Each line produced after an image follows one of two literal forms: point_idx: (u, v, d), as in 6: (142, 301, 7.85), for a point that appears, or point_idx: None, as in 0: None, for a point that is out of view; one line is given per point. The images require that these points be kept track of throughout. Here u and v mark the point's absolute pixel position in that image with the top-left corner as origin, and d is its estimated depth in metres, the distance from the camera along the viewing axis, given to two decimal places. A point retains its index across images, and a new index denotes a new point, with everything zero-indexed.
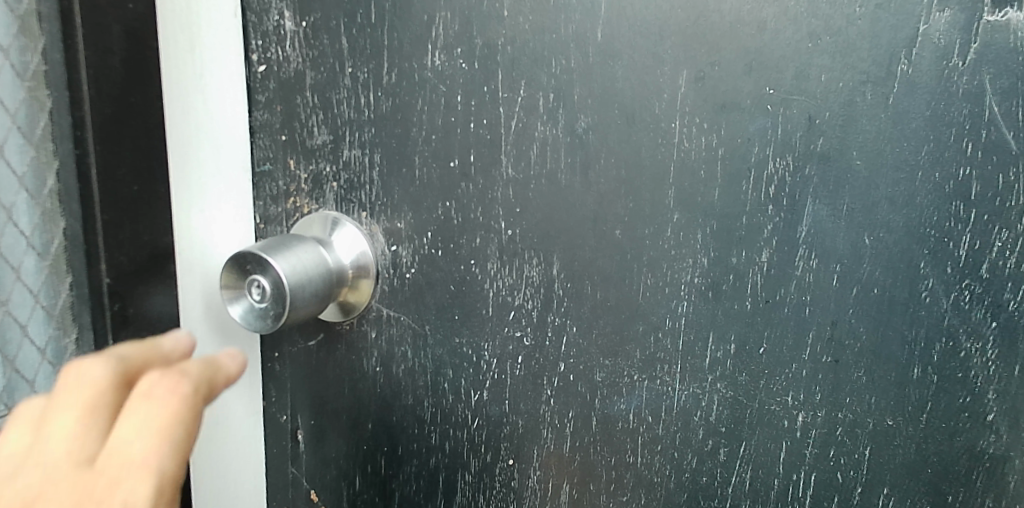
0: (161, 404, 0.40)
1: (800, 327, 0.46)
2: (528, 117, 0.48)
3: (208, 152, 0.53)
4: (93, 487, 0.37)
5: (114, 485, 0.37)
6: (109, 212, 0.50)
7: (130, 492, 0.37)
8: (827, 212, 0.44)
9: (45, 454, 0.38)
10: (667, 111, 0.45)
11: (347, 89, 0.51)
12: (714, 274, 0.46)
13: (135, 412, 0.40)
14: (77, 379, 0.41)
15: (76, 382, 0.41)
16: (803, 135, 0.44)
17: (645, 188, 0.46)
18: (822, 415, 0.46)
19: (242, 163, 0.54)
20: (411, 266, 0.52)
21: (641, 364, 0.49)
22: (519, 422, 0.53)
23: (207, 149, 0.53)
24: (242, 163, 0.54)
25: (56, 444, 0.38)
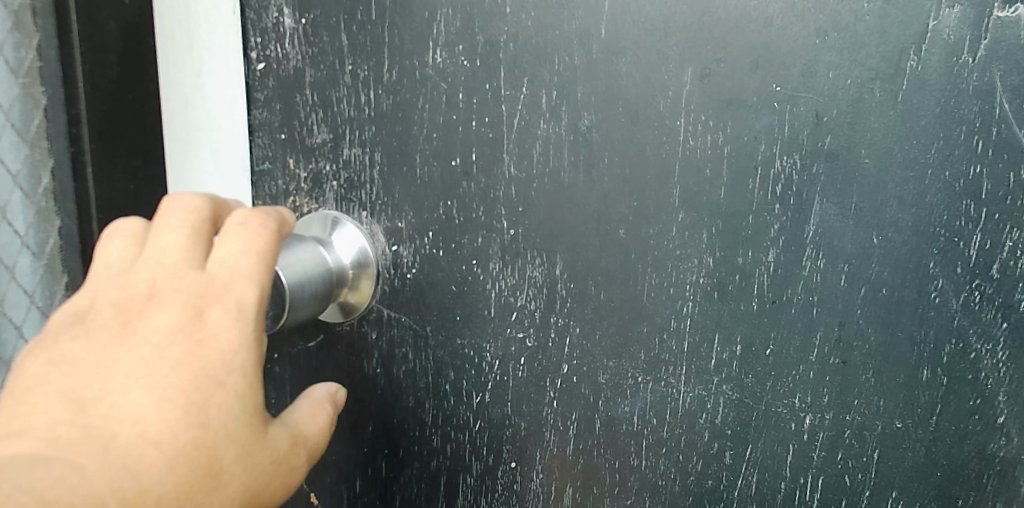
0: (258, 239, 0.40)
1: (807, 328, 0.45)
2: (530, 115, 0.47)
3: (207, 152, 0.53)
4: (191, 300, 0.37)
5: (228, 286, 0.38)
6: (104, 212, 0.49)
7: (219, 316, 0.37)
8: (835, 211, 0.43)
9: (158, 255, 0.38)
10: (672, 108, 0.44)
11: (347, 87, 0.50)
12: (720, 274, 0.45)
13: (234, 234, 0.39)
14: (176, 212, 0.39)
15: (179, 206, 0.39)
16: (810, 133, 0.43)
17: (650, 187, 0.46)
18: (830, 417, 0.46)
19: (241, 163, 0.53)
20: (412, 267, 0.52)
21: (646, 366, 0.48)
22: (522, 424, 0.52)
23: (206, 148, 0.53)
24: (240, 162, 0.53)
25: (149, 268, 0.38)
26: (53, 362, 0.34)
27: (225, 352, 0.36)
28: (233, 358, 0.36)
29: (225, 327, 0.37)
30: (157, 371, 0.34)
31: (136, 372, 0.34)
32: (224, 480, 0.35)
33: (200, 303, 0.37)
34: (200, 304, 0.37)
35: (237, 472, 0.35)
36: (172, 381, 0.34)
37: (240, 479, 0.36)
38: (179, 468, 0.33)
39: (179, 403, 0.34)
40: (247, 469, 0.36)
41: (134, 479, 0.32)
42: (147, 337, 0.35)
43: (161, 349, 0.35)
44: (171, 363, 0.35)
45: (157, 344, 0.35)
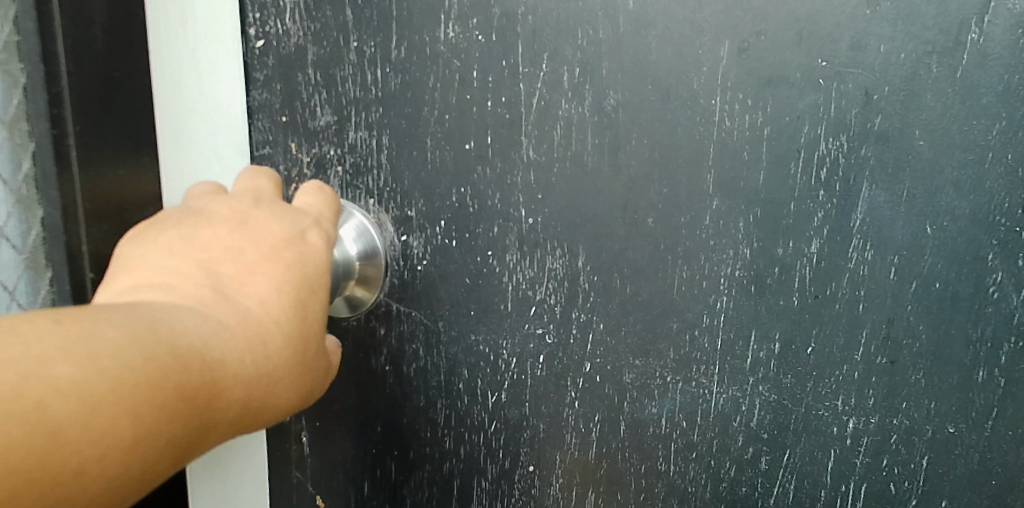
0: (331, 199, 0.44)
1: (852, 325, 0.42)
2: (550, 94, 0.43)
3: (209, 136, 0.48)
4: (294, 223, 0.39)
5: (315, 225, 0.40)
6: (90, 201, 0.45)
7: (317, 238, 0.39)
8: (885, 197, 0.40)
9: (254, 196, 0.40)
10: (706, 86, 0.41)
11: (352, 65, 0.47)
12: (758, 267, 0.42)
13: (310, 195, 0.43)
14: (259, 172, 0.43)
15: (264, 171, 0.43)
16: (859, 112, 0.39)
17: (681, 172, 0.42)
18: (876, 421, 0.42)
19: (245, 148, 0.49)
20: (423, 258, 0.48)
21: (675, 365, 0.45)
22: (541, 426, 0.49)
23: (208, 133, 0.48)
24: (245, 148, 0.49)
25: (246, 199, 0.39)
26: (169, 236, 0.33)
27: (321, 271, 0.37)
28: (325, 279, 0.37)
29: (318, 250, 0.38)
30: (272, 263, 0.35)
31: (253, 261, 0.34)
32: (309, 378, 0.34)
33: (298, 226, 0.39)
34: (298, 232, 0.38)
35: (314, 373, 0.35)
36: (288, 276, 0.35)
37: (314, 379, 0.35)
38: (291, 353, 0.32)
39: (295, 295, 0.34)
40: (317, 377, 0.35)
41: (263, 346, 0.31)
42: (258, 239, 0.36)
43: (272, 249, 0.36)
44: (284, 261, 0.35)
45: (269, 246, 0.36)
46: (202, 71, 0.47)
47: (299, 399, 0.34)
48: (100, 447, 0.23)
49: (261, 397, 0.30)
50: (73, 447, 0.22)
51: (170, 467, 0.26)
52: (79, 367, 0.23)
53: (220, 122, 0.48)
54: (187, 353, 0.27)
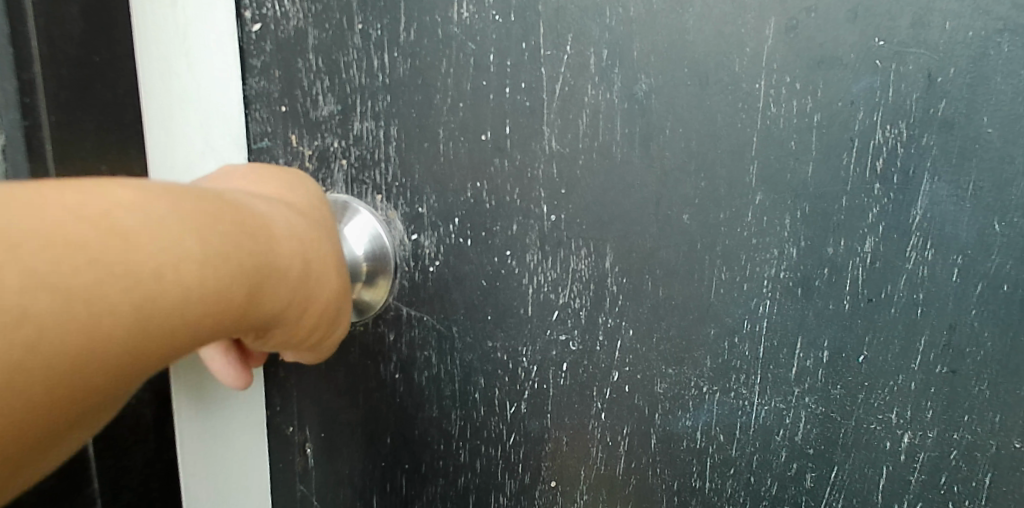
0: None
1: (909, 331, 0.38)
2: (575, 79, 0.39)
3: (208, 127, 0.44)
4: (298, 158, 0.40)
5: None
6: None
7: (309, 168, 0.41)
8: (948, 191, 0.36)
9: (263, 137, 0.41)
10: (749, 69, 0.37)
11: (357, 49, 0.43)
12: (805, 268, 0.38)
13: None
14: None
15: None
16: (921, 97, 0.35)
17: (721, 163, 0.38)
18: (933, 435, 0.39)
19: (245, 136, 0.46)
20: (435, 259, 0.45)
21: (713, 374, 0.41)
22: (563, 438, 0.45)
23: (208, 123, 0.44)
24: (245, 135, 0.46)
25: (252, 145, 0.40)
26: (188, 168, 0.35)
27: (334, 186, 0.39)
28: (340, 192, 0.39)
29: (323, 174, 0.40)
30: (287, 176, 0.36)
31: (271, 176, 0.36)
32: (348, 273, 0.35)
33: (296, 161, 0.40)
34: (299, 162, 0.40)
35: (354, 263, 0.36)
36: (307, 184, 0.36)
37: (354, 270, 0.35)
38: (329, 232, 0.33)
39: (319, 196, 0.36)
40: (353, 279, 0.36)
41: (300, 217, 0.32)
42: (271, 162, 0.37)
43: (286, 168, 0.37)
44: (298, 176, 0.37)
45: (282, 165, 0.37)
46: (200, 57, 0.42)
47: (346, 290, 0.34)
48: (176, 255, 0.24)
49: (319, 262, 0.31)
50: (148, 254, 0.23)
51: (238, 313, 0.27)
52: (141, 190, 0.24)
53: (220, 110, 0.44)
54: (236, 205, 0.28)
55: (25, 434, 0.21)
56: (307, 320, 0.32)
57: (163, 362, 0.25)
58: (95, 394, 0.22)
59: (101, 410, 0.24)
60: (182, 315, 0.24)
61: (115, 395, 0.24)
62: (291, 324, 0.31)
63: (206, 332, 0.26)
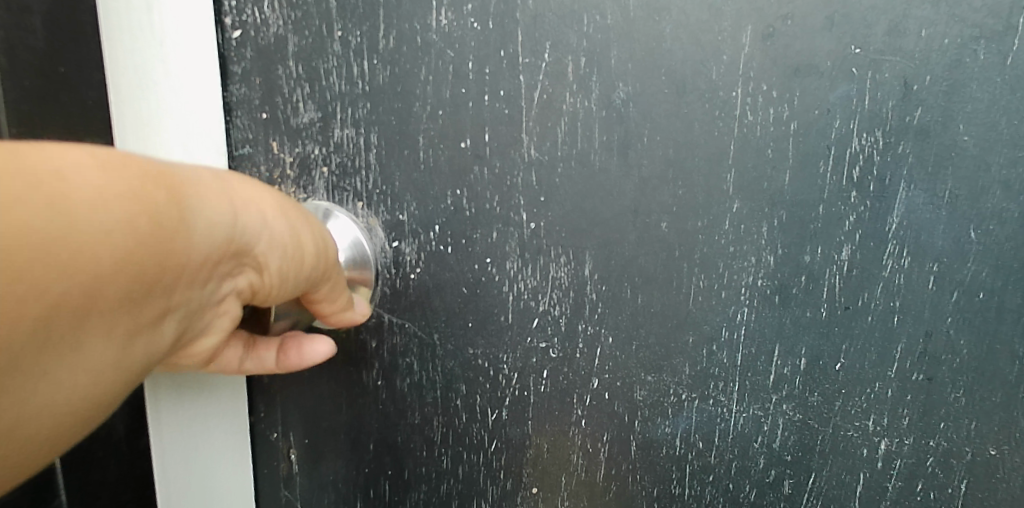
0: None
1: (885, 339, 0.38)
2: (554, 87, 0.39)
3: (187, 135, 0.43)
4: None
5: None
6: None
7: None
8: (924, 198, 0.36)
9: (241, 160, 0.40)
10: (726, 77, 0.37)
11: (337, 56, 0.43)
12: (783, 276, 0.38)
13: None
14: None
15: None
16: (896, 106, 0.35)
17: (698, 171, 0.38)
18: (909, 443, 0.39)
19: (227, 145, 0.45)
20: (416, 266, 0.45)
21: (692, 381, 0.41)
22: (544, 445, 0.45)
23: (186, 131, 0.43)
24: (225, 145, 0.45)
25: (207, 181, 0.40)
26: None
27: None
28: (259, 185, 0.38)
29: None
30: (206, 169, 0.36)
31: None
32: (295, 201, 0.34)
33: None
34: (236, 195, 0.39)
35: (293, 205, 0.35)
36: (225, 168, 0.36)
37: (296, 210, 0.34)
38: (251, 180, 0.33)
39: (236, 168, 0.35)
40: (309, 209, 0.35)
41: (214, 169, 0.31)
42: None
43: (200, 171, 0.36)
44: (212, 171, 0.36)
45: None
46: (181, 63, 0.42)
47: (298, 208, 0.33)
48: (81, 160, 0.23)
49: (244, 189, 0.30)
50: (46, 145, 0.22)
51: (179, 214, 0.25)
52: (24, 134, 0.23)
53: (200, 118, 0.43)
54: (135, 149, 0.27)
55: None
56: (268, 236, 0.30)
57: (119, 277, 0.23)
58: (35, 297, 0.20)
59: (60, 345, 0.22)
60: (104, 214, 0.22)
61: (69, 318, 0.22)
62: (254, 242, 0.30)
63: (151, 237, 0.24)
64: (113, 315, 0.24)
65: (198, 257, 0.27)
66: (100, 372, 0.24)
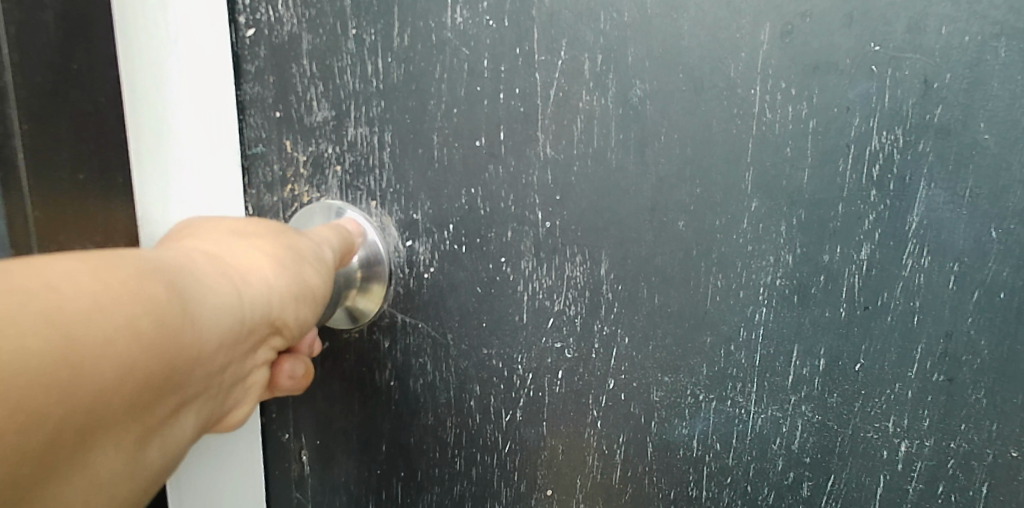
0: None
1: (905, 339, 0.37)
2: (570, 85, 0.39)
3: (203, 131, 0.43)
4: None
5: None
6: (42, 209, 0.35)
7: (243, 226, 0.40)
8: (945, 197, 0.36)
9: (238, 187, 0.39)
10: (744, 74, 0.36)
11: (351, 55, 0.42)
12: (801, 276, 0.38)
13: None
14: None
15: None
16: (917, 103, 0.35)
17: (716, 170, 0.38)
18: (930, 444, 0.38)
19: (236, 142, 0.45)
20: (430, 265, 0.44)
21: (709, 382, 0.41)
22: (559, 446, 0.45)
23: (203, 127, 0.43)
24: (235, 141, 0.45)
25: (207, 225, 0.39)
26: None
27: None
28: None
29: None
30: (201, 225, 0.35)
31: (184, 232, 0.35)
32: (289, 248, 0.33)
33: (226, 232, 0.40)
34: None
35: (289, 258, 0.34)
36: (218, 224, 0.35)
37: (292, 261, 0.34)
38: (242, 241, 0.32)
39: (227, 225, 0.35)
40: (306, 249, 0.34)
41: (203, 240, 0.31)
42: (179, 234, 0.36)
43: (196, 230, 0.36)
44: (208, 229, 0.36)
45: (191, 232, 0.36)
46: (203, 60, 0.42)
47: (295, 259, 0.33)
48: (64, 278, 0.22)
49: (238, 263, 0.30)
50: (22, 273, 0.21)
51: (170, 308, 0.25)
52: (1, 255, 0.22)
53: (216, 114, 0.43)
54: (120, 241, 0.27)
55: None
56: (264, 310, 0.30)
57: (117, 387, 0.23)
58: (35, 431, 0.20)
59: (67, 467, 0.22)
60: (96, 330, 0.22)
61: (73, 441, 0.22)
62: (249, 311, 0.29)
63: (145, 338, 0.24)
64: (118, 423, 0.23)
65: (197, 345, 0.26)
66: (115, 480, 0.24)
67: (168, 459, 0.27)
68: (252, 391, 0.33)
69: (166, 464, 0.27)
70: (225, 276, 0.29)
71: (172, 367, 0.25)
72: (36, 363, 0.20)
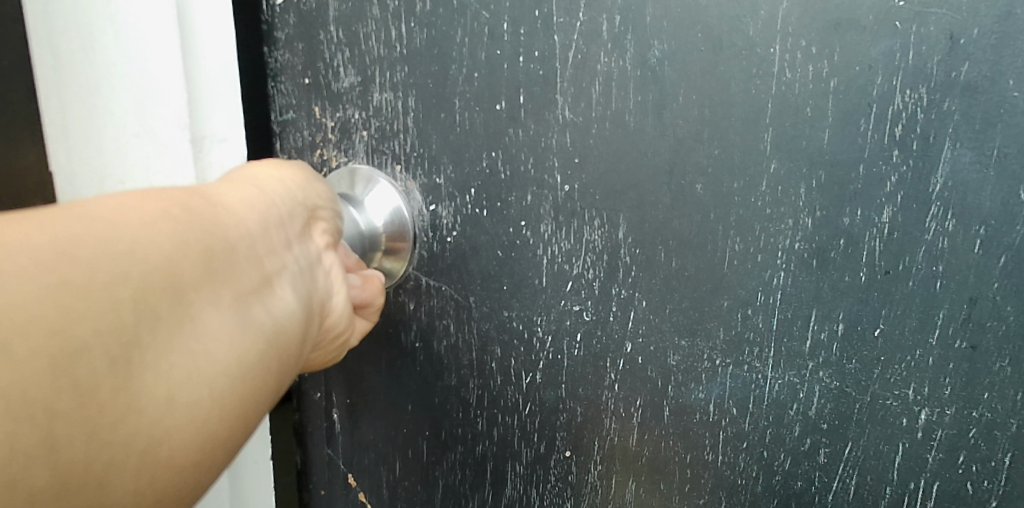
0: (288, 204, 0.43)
1: (928, 306, 0.36)
2: (588, 46, 0.39)
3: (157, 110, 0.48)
4: None
5: None
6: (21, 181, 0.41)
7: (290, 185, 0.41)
8: (972, 157, 0.34)
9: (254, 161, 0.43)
10: (764, 33, 0.36)
11: (375, 21, 0.43)
12: (821, 239, 0.37)
13: None
14: None
15: None
16: (943, 60, 0.33)
17: (734, 131, 0.37)
18: (952, 413, 0.37)
19: (202, 119, 0.47)
20: (453, 229, 0.45)
21: (726, 347, 0.41)
22: (578, 409, 0.45)
23: (149, 97, 0.48)
24: (195, 118, 0.47)
25: None
26: None
27: None
28: None
29: None
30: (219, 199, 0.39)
31: None
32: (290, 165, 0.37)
33: None
34: None
35: None
36: None
37: None
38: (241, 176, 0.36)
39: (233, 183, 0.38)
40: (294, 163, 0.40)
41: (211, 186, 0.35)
42: None
43: None
44: None
45: None
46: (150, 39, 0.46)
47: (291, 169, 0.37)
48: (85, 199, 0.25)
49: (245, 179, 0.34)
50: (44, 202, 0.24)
51: (182, 191, 0.28)
52: None
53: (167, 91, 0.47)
54: None
55: (53, 326, 0.20)
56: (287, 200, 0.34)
57: (181, 244, 0.25)
58: (120, 280, 0.22)
59: (172, 317, 0.24)
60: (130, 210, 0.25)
61: (166, 289, 0.24)
62: (275, 198, 0.33)
63: (178, 211, 0.26)
64: (205, 279, 0.26)
65: (238, 222, 0.29)
66: (230, 337, 0.26)
67: (280, 326, 0.29)
68: (331, 279, 0.36)
69: (279, 330, 0.29)
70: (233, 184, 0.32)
71: (223, 237, 0.28)
72: (86, 231, 0.23)
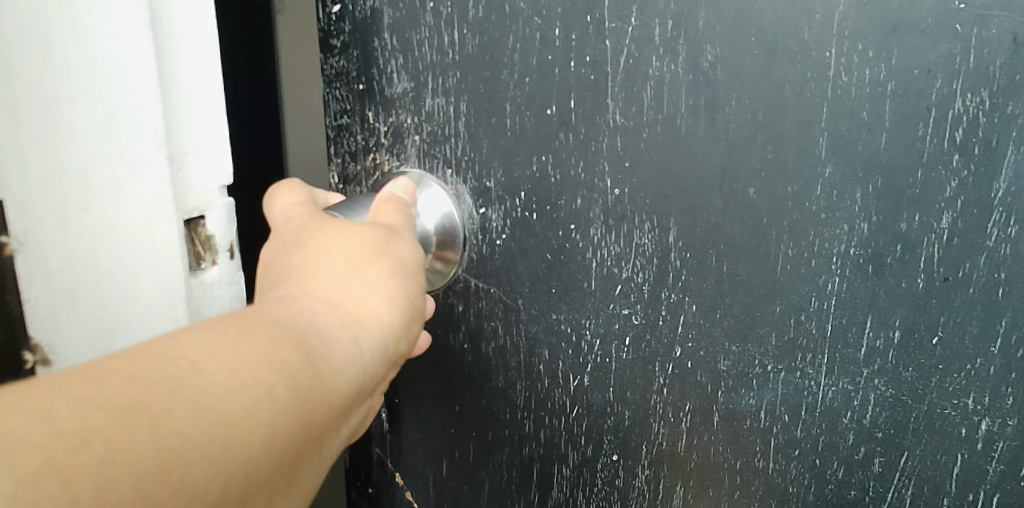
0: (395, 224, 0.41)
1: (989, 313, 0.36)
2: (640, 51, 0.39)
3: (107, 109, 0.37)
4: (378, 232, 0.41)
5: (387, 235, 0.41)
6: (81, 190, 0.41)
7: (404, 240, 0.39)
8: None
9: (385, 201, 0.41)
10: (819, 37, 0.35)
11: (429, 27, 0.44)
12: (877, 245, 0.37)
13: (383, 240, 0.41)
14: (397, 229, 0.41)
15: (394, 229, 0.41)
16: (1006, 62, 0.33)
17: (788, 134, 0.37)
18: (1014, 423, 0.37)
19: (181, 136, 0.39)
20: (502, 232, 0.46)
21: (778, 352, 0.40)
22: (627, 413, 0.45)
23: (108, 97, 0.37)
24: (175, 138, 0.39)
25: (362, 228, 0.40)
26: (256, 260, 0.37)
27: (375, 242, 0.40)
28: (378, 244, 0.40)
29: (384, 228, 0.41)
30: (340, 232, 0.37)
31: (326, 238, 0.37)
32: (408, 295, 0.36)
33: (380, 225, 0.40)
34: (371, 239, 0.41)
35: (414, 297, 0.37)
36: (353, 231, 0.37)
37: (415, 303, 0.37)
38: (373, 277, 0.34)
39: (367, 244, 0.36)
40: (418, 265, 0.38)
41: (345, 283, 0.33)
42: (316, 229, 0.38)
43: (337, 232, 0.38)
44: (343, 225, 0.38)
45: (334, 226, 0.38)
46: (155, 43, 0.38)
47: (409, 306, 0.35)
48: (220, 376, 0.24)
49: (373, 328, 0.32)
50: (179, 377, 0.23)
51: (308, 377, 0.27)
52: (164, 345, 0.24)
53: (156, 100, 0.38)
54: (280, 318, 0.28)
55: None
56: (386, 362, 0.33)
57: (266, 462, 0.25)
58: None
59: None
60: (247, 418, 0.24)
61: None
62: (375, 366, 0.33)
63: (289, 417, 0.26)
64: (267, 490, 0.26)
65: (335, 410, 0.29)
66: None
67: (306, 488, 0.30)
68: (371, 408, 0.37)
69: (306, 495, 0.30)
70: (344, 326, 0.31)
71: (310, 435, 0.27)
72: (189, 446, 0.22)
